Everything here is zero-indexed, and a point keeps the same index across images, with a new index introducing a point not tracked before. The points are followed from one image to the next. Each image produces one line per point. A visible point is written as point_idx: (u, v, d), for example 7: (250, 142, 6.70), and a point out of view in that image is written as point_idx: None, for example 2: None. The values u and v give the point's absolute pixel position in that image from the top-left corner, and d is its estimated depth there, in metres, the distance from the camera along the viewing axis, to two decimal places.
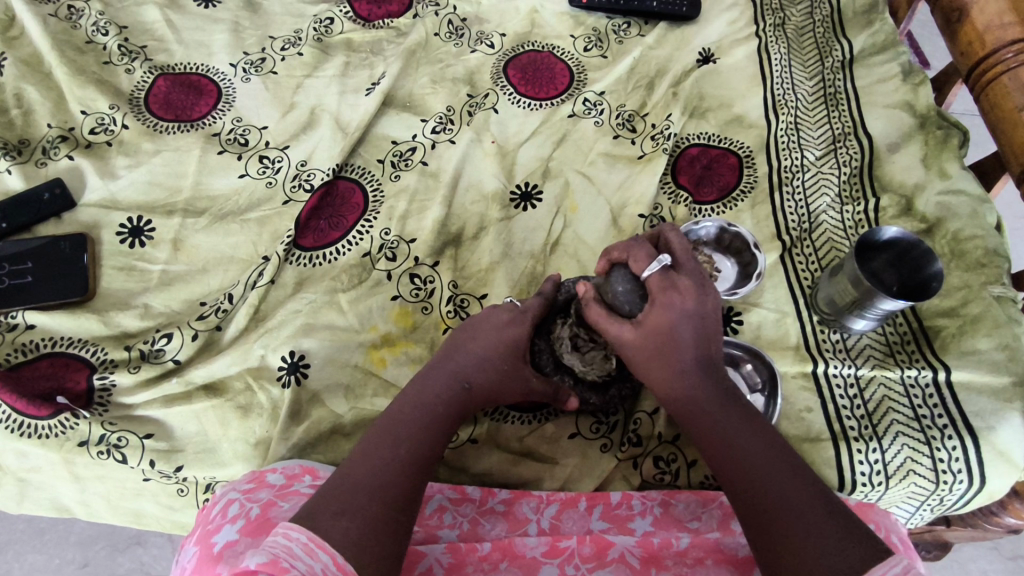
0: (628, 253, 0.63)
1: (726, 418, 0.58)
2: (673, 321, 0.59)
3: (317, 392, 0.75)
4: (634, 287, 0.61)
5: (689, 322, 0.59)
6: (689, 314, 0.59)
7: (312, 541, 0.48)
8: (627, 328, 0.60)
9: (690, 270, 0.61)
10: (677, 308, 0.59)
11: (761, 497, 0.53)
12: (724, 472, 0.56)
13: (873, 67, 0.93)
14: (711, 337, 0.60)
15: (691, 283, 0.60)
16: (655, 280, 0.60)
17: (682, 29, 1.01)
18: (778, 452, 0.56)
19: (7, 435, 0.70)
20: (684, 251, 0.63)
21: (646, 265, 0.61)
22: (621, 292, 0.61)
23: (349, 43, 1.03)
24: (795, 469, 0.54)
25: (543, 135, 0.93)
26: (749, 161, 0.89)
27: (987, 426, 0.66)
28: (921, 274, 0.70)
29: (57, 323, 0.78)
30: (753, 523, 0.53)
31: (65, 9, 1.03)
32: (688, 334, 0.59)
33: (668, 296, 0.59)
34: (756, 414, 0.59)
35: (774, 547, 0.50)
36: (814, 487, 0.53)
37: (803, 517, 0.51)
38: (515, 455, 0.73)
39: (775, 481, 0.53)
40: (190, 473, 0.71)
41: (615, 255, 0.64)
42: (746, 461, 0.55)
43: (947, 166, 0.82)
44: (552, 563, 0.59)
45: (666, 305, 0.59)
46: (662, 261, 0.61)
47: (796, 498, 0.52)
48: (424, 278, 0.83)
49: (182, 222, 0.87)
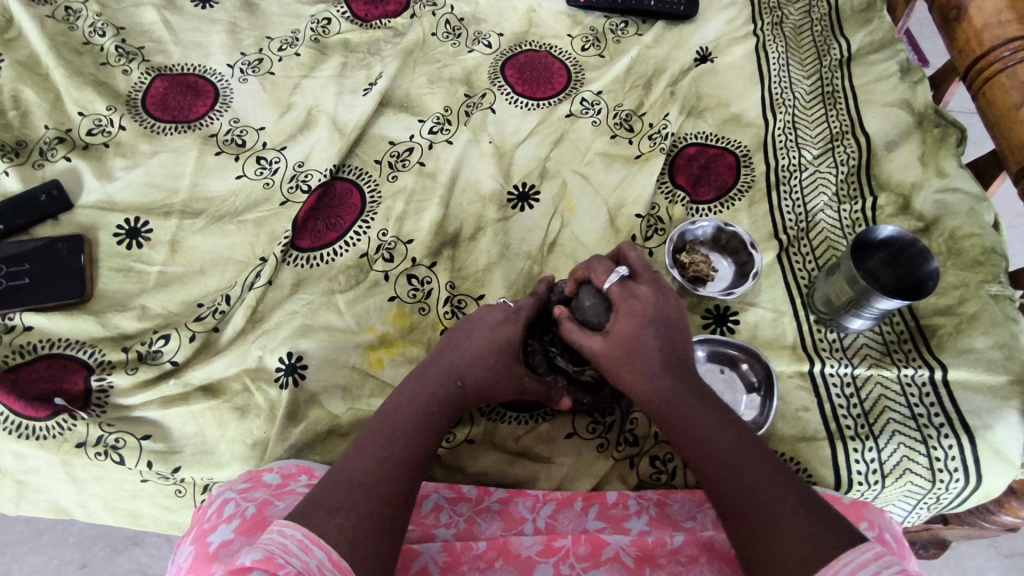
0: (590, 271, 0.67)
1: (697, 418, 0.57)
2: (637, 327, 0.61)
3: (315, 393, 0.75)
4: (599, 299, 0.65)
5: (652, 327, 0.61)
6: (652, 319, 0.61)
7: (307, 538, 0.48)
8: (597, 339, 0.63)
9: (647, 279, 0.65)
10: (639, 315, 0.61)
11: (735, 495, 0.52)
12: (698, 473, 0.55)
13: (871, 65, 0.92)
14: (676, 339, 0.61)
15: (649, 290, 0.63)
16: (615, 290, 0.64)
17: (679, 28, 1.01)
18: (751, 448, 0.55)
19: (5, 437, 0.70)
20: (641, 263, 0.67)
21: (605, 278, 0.65)
22: (589, 307, 0.65)
23: (347, 43, 1.03)
24: (769, 464, 0.54)
25: (540, 134, 0.93)
26: (746, 160, 0.89)
27: (984, 425, 0.66)
28: (917, 273, 0.70)
29: (55, 325, 0.78)
30: (730, 523, 0.52)
31: (62, 11, 1.03)
32: (653, 339, 0.60)
33: (629, 304, 0.62)
34: (728, 412, 0.58)
35: (751, 545, 0.50)
36: (789, 481, 0.52)
37: (778, 512, 0.50)
38: (511, 454, 0.73)
39: (748, 478, 0.52)
40: (188, 474, 0.71)
41: (580, 275, 0.68)
42: (719, 460, 0.54)
43: (945, 164, 0.82)
44: (547, 562, 0.59)
45: (628, 313, 0.62)
46: (618, 273, 0.65)
47: (770, 493, 0.51)
48: (421, 278, 0.83)
49: (179, 223, 0.87)
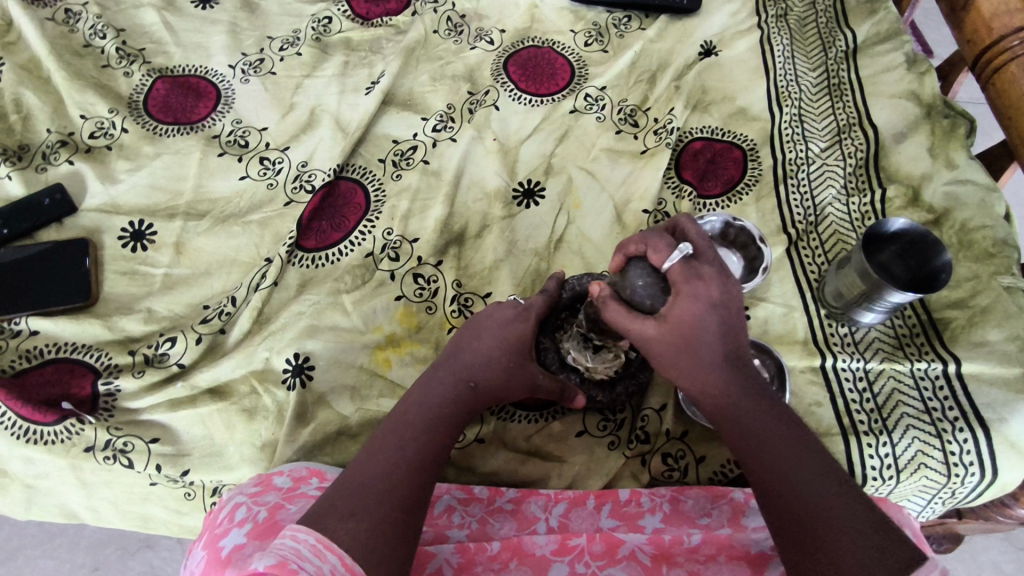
0: (645, 244, 0.61)
1: (753, 415, 0.56)
2: (700, 312, 0.57)
3: (323, 394, 0.74)
4: (653, 279, 0.60)
5: (716, 313, 0.57)
6: (715, 304, 0.57)
7: (320, 542, 0.48)
8: (650, 324, 0.58)
9: (712, 257, 0.59)
10: (703, 298, 0.57)
11: (791, 496, 0.52)
12: (758, 469, 0.55)
13: (877, 56, 0.91)
14: (737, 326, 0.58)
15: (715, 272, 0.58)
16: (677, 270, 0.58)
17: (683, 22, 1.00)
18: (806, 448, 0.55)
19: (13, 441, 0.70)
20: (701, 239, 0.60)
21: (666, 254, 0.59)
22: (640, 287, 0.60)
23: (348, 42, 1.02)
24: (826, 465, 0.53)
25: (545, 131, 0.93)
26: (753, 154, 0.88)
27: (999, 418, 0.65)
28: (929, 265, 0.70)
29: (61, 329, 0.78)
30: (784, 524, 0.52)
31: (62, 13, 1.02)
32: (715, 326, 0.57)
33: (693, 286, 0.57)
34: (785, 407, 0.58)
35: (807, 549, 0.50)
36: (844, 484, 0.52)
37: (836, 518, 0.50)
38: (522, 453, 0.73)
39: (806, 481, 0.52)
40: (197, 477, 0.71)
41: (632, 248, 0.62)
42: (776, 461, 0.54)
43: (954, 156, 0.81)
44: (562, 561, 0.59)
45: (690, 296, 0.57)
46: (682, 250, 0.59)
47: (828, 496, 0.51)
48: (427, 277, 0.82)
49: (184, 225, 0.87)
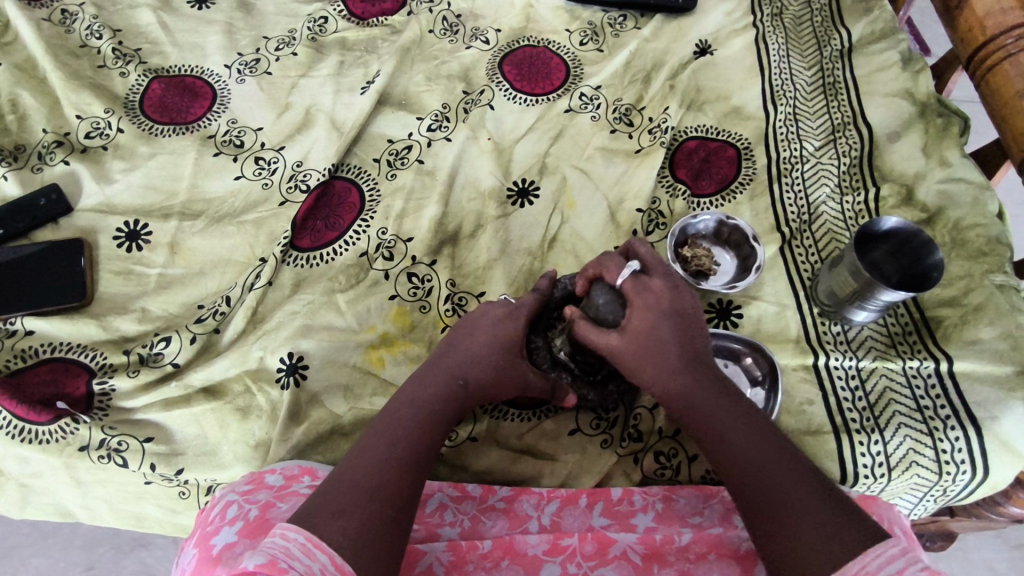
0: (601, 267, 0.64)
1: (718, 415, 0.56)
2: (654, 321, 0.59)
3: (317, 393, 0.74)
4: (613, 296, 0.62)
5: (669, 321, 0.59)
6: (667, 313, 0.59)
7: (310, 541, 0.48)
8: (613, 336, 0.61)
9: (661, 272, 0.62)
10: (655, 309, 0.60)
11: (759, 493, 0.52)
12: (724, 469, 0.55)
13: (872, 55, 0.91)
14: (693, 332, 0.60)
15: (664, 284, 0.61)
16: (629, 286, 0.61)
17: (678, 21, 1.01)
18: (772, 444, 0.54)
19: (8, 441, 0.70)
20: (653, 256, 0.64)
21: (618, 273, 0.62)
22: (602, 304, 0.62)
23: (344, 42, 1.02)
24: (792, 461, 0.53)
25: (539, 130, 0.93)
26: (747, 153, 0.88)
27: (991, 416, 0.65)
28: (919, 264, 0.70)
29: (56, 329, 0.78)
30: (756, 525, 0.52)
31: (59, 13, 1.03)
32: (671, 333, 0.59)
33: (644, 298, 0.60)
34: (753, 408, 0.58)
35: (779, 546, 0.49)
36: (811, 478, 0.52)
37: (803, 512, 0.50)
38: (515, 452, 0.73)
39: (774, 476, 0.52)
40: (191, 476, 0.71)
41: (590, 271, 0.65)
42: (742, 461, 0.54)
43: (948, 154, 0.81)
44: (553, 561, 0.59)
45: (644, 307, 0.60)
46: (631, 267, 0.62)
47: (794, 490, 0.51)
48: (421, 277, 0.82)
49: (179, 224, 0.87)
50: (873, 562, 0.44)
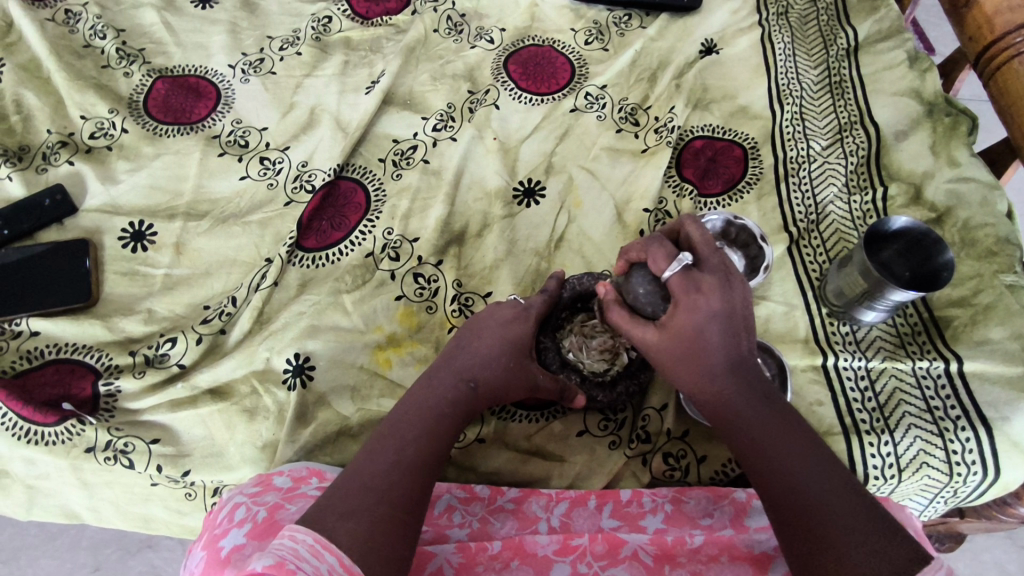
0: (646, 253, 0.63)
1: (754, 416, 0.57)
2: (699, 321, 0.58)
3: (323, 394, 0.74)
4: (654, 287, 0.63)
5: (716, 321, 0.58)
6: (717, 314, 0.58)
7: (318, 543, 0.48)
8: (650, 330, 0.62)
9: (714, 265, 0.59)
10: (702, 308, 0.58)
11: (793, 497, 0.52)
12: (756, 470, 0.55)
13: (879, 54, 0.91)
14: (740, 332, 0.58)
15: (716, 280, 0.58)
16: (677, 281, 0.59)
17: (684, 20, 1.00)
18: (809, 451, 0.54)
19: (14, 442, 0.70)
20: (705, 243, 0.60)
21: (666, 265, 0.60)
22: (642, 294, 0.63)
23: (348, 41, 1.02)
24: (833, 470, 0.53)
25: (545, 130, 0.92)
26: (754, 152, 0.88)
27: (1002, 417, 0.65)
28: (931, 264, 0.70)
29: (62, 330, 0.78)
30: (787, 527, 0.52)
31: (62, 14, 1.02)
32: (716, 334, 0.58)
33: (693, 297, 0.58)
34: (791, 412, 0.58)
35: (809, 551, 0.49)
36: (850, 488, 0.51)
37: (841, 521, 0.49)
38: (523, 453, 0.72)
39: (811, 482, 0.52)
40: (198, 477, 0.71)
41: (634, 255, 0.65)
42: (777, 463, 0.54)
43: (956, 153, 0.81)
44: (563, 561, 0.59)
45: (689, 306, 0.58)
46: (683, 260, 0.59)
47: (832, 498, 0.51)
48: (428, 277, 0.82)
49: (184, 225, 0.87)
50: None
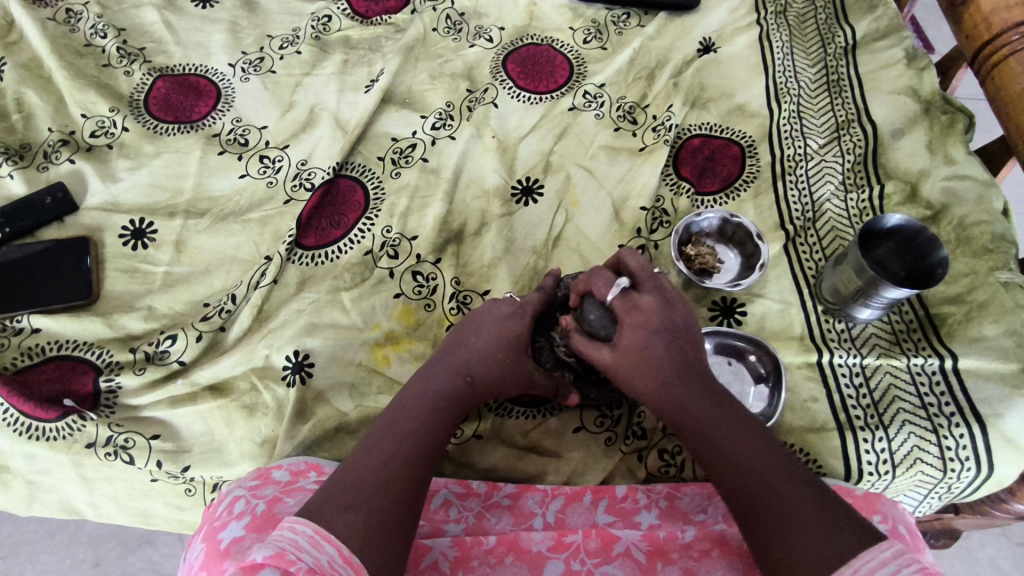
0: (590, 282, 0.63)
1: (712, 426, 0.57)
2: (644, 338, 0.59)
3: (322, 391, 0.75)
4: (604, 312, 0.63)
5: (659, 337, 0.59)
6: (657, 330, 0.59)
7: (318, 533, 0.48)
8: (606, 352, 0.61)
9: (651, 286, 0.62)
10: (645, 325, 0.59)
11: (750, 499, 0.52)
12: (719, 481, 0.55)
13: (876, 52, 0.91)
14: (685, 344, 0.60)
15: (653, 299, 0.60)
16: (618, 302, 0.61)
17: (682, 19, 1.00)
18: (764, 451, 0.55)
19: (16, 438, 0.71)
20: (643, 269, 0.63)
21: (607, 290, 0.62)
22: (593, 319, 0.63)
23: (348, 40, 1.03)
24: (788, 471, 0.53)
25: (543, 128, 0.93)
26: (751, 151, 0.88)
27: (996, 413, 0.65)
28: (926, 262, 0.70)
29: (63, 327, 0.78)
30: (749, 531, 0.52)
31: (63, 13, 1.03)
32: (661, 349, 0.59)
33: (634, 316, 0.60)
34: (748, 418, 0.58)
35: (769, 551, 0.50)
36: (802, 482, 0.52)
37: (795, 515, 0.50)
38: (520, 449, 0.73)
39: (766, 480, 0.53)
40: (197, 472, 0.71)
41: (581, 286, 0.65)
42: (735, 470, 0.54)
43: (953, 151, 0.81)
44: (558, 557, 0.59)
45: (634, 325, 0.60)
46: (619, 283, 0.62)
47: (788, 497, 0.51)
48: (426, 275, 0.83)
49: (184, 223, 0.87)
50: (864, 566, 0.45)
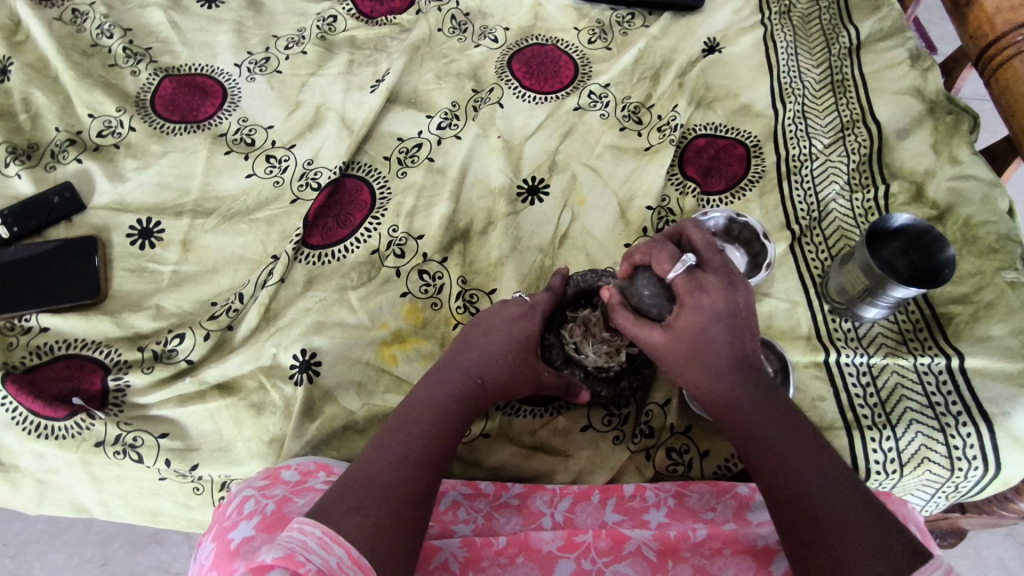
0: (650, 256, 0.62)
1: (763, 418, 0.57)
2: (705, 321, 0.57)
3: (330, 389, 0.75)
4: (659, 290, 0.61)
5: (721, 322, 0.57)
6: (722, 314, 0.57)
7: (327, 535, 0.49)
8: (657, 332, 0.60)
9: (716, 267, 0.59)
10: (707, 308, 0.57)
11: (796, 495, 0.53)
12: (761, 472, 0.55)
13: (880, 53, 0.92)
14: (746, 331, 0.58)
15: (719, 281, 0.58)
16: (681, 282, 0.59)
17: (686, 19, 1.01)
18: (814, 449, 0.55)
19: (25, 436, 0.71)
20: (708, 246, 0.60)
21: (669, 267, 0.60)
22: (647, 297, 0.62)
23: (353, 41, 1.03)
24: (835, 471, 0.53)
25: (549, 128, 0.93)
26: (757, 150, 0.88)
27: (1002, 412, 0.65)
28: (932, 261, 0.70)
29: (71, 326, 0.79)
30: (790, 527, 0.52)
31: (70, 13, 1.03)
32: (722, 334, 0.57)
33: (696, 297, 0.58)
34: (796, 411, 0.58)
35: (810, 549, 0.50)
36: (850, 485, 0.52)
37: (842, 518, 0.50)
38: (527, 448, 0.73)
39: (813, 480, 0.53)
40: (206, 471, 0.72)
41: (638, 257, 0.63)
42: (782, 465, 0.54)
43: (958, 151, 0.82)
44: (568, 557, 0.59)
45: (694, 307, 0.58)
46: (685, 261, 0.59)
47: (835, 501, 0.51)
48: (432, 274, 0.83)
49: (191, 222, 0.87)
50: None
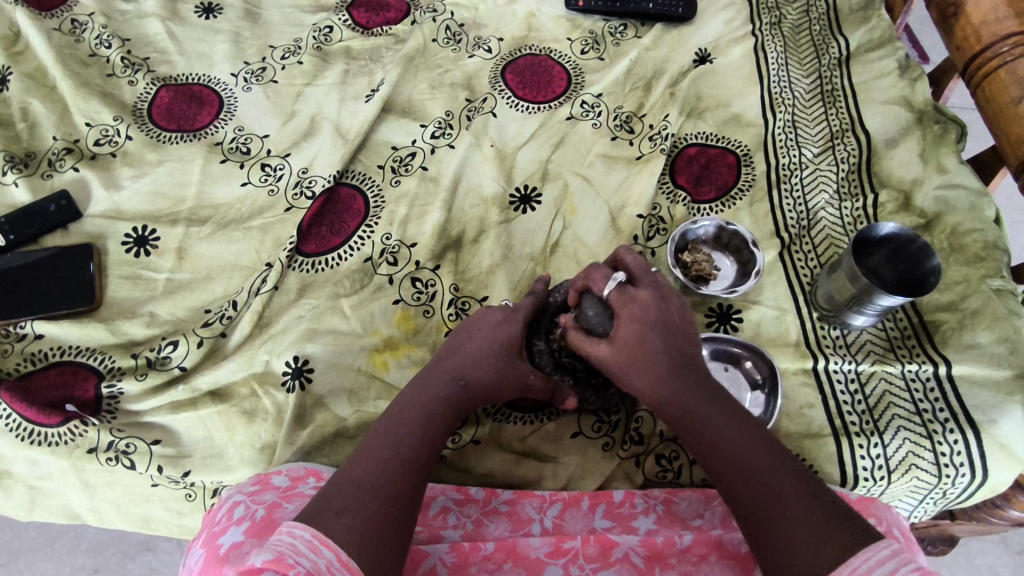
0: (589, 279, 0.68)
1: (710, 416, 0.57)
2: (640, 330, 0.62)
3: (322, 396, 0.75)
4: (601, 308, 0.66)
5: (655, 329, 0.62)
6: (654, 322, 0.62)
7: (317, 538, 0.49)
8: (603, 347, 0.64)
9: (647, 282, 0.65)
10: (641, 318, 0.63)
11: (751, 493, 0.53)
12: (717, 476, 0.55)
13: (869, 63, 0.93)
14: (682, 339, 0.62)
15: (650, 293, 0.64)
16: (614, 296, 0.65)
17: (678, 30, 1.02)
18: (765, 446, 0.55)
19: (17, 443, 0.71)
20: (640, 266, 0.67)
21: (604, 285, 0.66)
22: (592, 316, 0.66)
23: (349, 51, 1.04)
24: (783, 465, 0.54)
25: (541, 137, 0.94)
26: (747, 160, 0.89)
27: (989, 419, 0.66)
28: (919, 269, 0.70)
29: (66, 333, 0.79)
30: (748, 525, 0.52)
31: (68, 23, 1.04)
32: (658, 340, 0.61)
33: (630, 310, 0.63)
34: (739, 408, 0.59)
35: (771, 546, 0.50)
36: (803, 479, 0.53)
37: (793, 507, 0.51)
38: (517, 455, 0.73)
39: (765, 479, 0.53)
40: (197, 478, 0.72)
41: (579, 283, 0.69)
42: (730, 461, 0.55)
43: (945, 161, 0.83)
44: (555, 562, 0.60)
45: (630, 318, 0.63)
46: (616, 278, 0.66)
47: (786, 496, 0.52)
48: (425, 282, 0.83)
49: (186, 230, 0.88)
50: (863, 563, 0.45)
